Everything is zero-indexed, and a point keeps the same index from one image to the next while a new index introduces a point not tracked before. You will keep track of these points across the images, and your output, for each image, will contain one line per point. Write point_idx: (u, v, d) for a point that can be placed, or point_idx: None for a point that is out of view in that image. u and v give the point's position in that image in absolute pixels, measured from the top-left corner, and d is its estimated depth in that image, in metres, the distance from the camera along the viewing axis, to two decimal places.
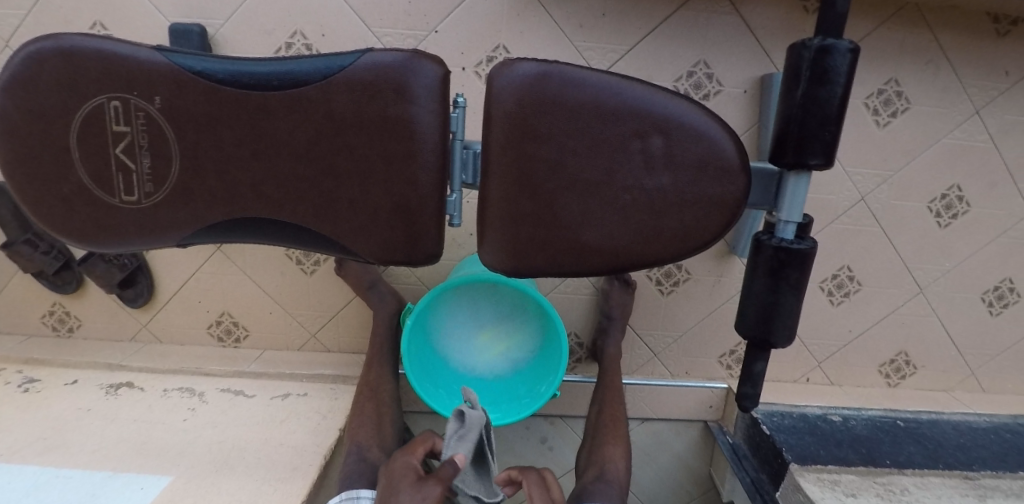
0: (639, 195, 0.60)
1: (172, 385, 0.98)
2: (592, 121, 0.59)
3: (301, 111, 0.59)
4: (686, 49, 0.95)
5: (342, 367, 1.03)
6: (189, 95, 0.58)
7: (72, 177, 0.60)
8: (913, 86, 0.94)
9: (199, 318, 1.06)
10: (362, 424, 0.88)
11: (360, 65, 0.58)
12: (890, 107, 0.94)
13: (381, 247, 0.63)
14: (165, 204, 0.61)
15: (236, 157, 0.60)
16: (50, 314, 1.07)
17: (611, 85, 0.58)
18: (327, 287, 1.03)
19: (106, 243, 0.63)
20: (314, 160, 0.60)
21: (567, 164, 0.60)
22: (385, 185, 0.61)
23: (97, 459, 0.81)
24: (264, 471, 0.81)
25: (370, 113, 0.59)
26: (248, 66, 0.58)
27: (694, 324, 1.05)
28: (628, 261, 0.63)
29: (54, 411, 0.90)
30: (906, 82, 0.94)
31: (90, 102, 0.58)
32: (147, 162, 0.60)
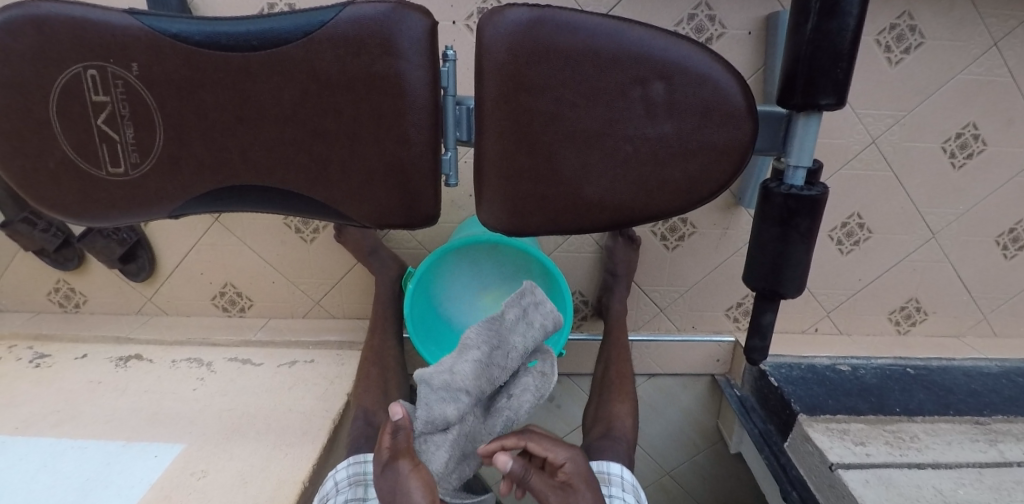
0: (641, 146, 0.58)
1: (180, 356, 0.99)
2: (589, 70, 0.56)
3: (284, 71, 0.56)
4: None
5: (348, 333, 1.04)
6: (167, 59, 0.55)
7: (56, 151, 0.59)
8: (927, 19, 0.89)
9: (203, 289, 1.06)
10: (369, 389, 0.88)
11: (342, 19, 0.54)
12: (903, 43, 0.90)
13: (376, 212, 0.61)
14: (153, 175, 0.60)
15: (221, 123, 0.58)
16: (55, 291, 1.07)
17: (609, 29, 0.55)
18: (328, 254, 1.02)
19: (97, 217, 0.62)
20: (302, 122, 0.58)
21: (566, 116, 0.57)
22: (377, 147, 0.59)
23: (110, 429, 0.82)
24: (275, 436, 0.82)
25: (356, 71, 0.56)
26: (225, 24, 0.55)
27: (700, 278, 1.04)
28: (631, 214, 0.61)
29: (65, 385, 0.92)
30: (920, 15, 0.89)
31: (66, 71, 0.56)
32: (131, 132, 0.58)
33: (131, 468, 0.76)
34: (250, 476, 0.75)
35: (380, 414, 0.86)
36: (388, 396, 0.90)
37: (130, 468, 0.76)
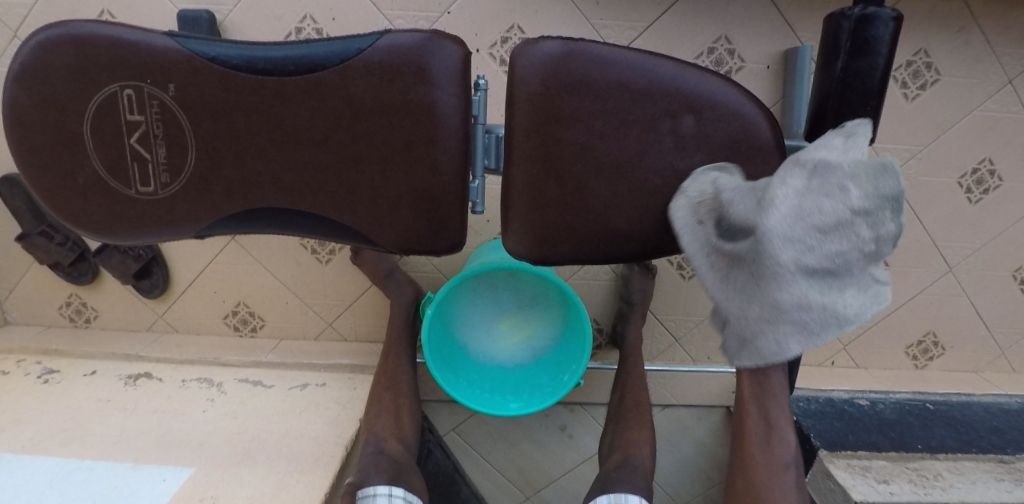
0: (673, 178, 0.58)
1: (190, 376, 0.98)
2: (622, 102, 0.56)
3: (318, 96, 0.56)
4: (706, 25, 0.92)
5: (360, 356, 1.03)
6: (204, 81, 0.56)
7: (87, 168, 0.59)
8: (943, 56, 0.90)
9: (216, 308, 1.06)
10: (380, 415, 0.86)
11: (379, 48, 0.55)
12: (919, 80, 0.91)
13: (403, 238, 0.61)
14: (182, 195, 0.60)
15: (253, 146, 0.58)
16: (66, 305, 1.07)
17: (642, 63, 0.56)
18: (343, 275, 1.03)
19: (124, 235, 0.62)
20: (333, 147, 0.58)
21: (596, 147, 0.57)
22: (407, 172, 0.59)
23: (118, 451, 0.81)
24: (286, 462, 0.79)
25: (391, 98, 0.56)
26: (263, 49, 0.56)
27: None
28: (658, 247, 0.61)
29: (74, 402, 0.90)
30: (936, 53, 0.90)
31: (104, 90, 0.57)
32: (163, 152, 0.59)
33: (140, 491, 0.74)
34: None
35: (389, 440, 0.84)
36: (400, 422, 0.89)
37: (138, 491, 0.74)
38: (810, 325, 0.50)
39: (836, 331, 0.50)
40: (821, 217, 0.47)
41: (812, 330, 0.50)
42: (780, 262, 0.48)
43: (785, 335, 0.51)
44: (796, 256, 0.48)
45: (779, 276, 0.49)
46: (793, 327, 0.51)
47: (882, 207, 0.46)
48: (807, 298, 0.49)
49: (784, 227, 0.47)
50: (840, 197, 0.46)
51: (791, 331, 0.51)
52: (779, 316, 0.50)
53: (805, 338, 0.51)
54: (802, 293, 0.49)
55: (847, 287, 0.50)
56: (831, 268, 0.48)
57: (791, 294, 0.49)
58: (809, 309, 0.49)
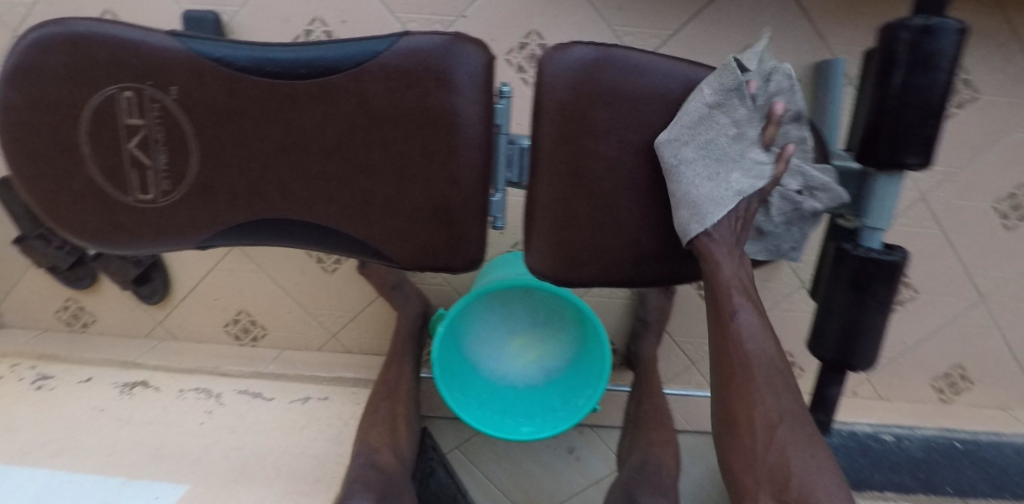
0: None
1: (188, 385, 0.94)
2: (657, 115, 0.55)
3: (332, 102, 0.54)
4: (732, 36, 0.88)
5: (365, 370, 0.99)
6: (210, 83, 0.54)
7: (84, 174, 0.57)
8: (981, 74, 0.86)
9: (216, 316, 1.03)
10: (375, 424, 0.73)
11: (396, 51, 0.52)
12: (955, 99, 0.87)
13: (417, 252, 0.58)
14: (182, 203, 0.57)
15: (261, 153, 0.55)
16: (64, 308, 1.04)
17: (679, 75, 0.54)
18: (349, 285, 0.99)
19: (123, 242, 0.60)
20: (346, 156, 0.55)
21: (630, 162, 0.56)
22: (423, 184, 0.56)
23: (110, 465, 0.77)
24: (284, 482, 0.75)
25: (408, 105, 0.54)
26: (275, 50, 0.53)
27: None
28: (689, 267, 0.60)
29: (66, 411, 0.87)
30: (974, 71, 0.86)
31: (101, 92, 0.54)
32: (164, 157, 0.56)
33: None
34: None
35: (382, 451, 0.69)
36: (396, 432, 0.75)
37: None
38: (699, 204, 0.53)
39: (725, 204, 0.53)
40: (692, 118, 0.53)
41: (714, 201, 0.53)
42: (665, 159, 0.54)
43: (690, 212, 0.54)
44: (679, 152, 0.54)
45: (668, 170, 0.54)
46: (692, 202, 0.53)
47: (730, 97, 0.52)
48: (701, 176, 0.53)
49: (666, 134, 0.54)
50: (702, 98, 0.53)
51: (693, 208, 0.53)
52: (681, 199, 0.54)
53: (699, 221, 0.53)
54: (691, 175, 0.53)
55: (742, 167, 0.53)
56: (720, 150, 0.53)
57: (681, 177, 0.53)
58: (705, 182, 0.53)
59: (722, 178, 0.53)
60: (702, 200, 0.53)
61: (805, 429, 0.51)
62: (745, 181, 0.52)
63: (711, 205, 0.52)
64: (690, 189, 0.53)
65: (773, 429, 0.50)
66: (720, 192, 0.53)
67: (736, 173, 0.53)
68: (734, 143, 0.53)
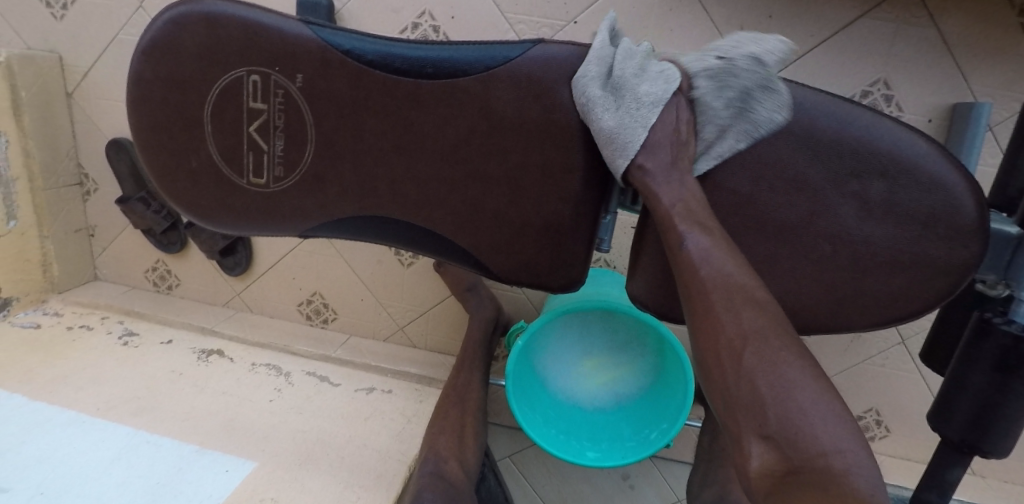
0: (840, 248, 0.53)
1: (259, 360, 0.96)
2: (800, 154, 0.51)
3: (456, 106, 0.52)
4: (862, 65, 0.81)
5: (429, 367, 0.98)
6: (335, 74, 0.53)
7: (202, 152, 0.57)
8: None
9: (291, 295, 1.05)
10: (442, 432, 0.71)
11: (529, 59, 0.50)
12: None
13: (521, 266, 0.58)
14: (293, 191, 0.57)
15: (377, 150, 0.54)
16: (153, 270, 1.09)
17: (833, 111, 0.50)
18: (423, 281, 0.99)
19: (229, 222, 0.61)
20: (462, 163, 0.54)
21: (760, 202, 0.53)
22: (537, 200, 0.55)
23: (185, 430, 0.79)
24: (347, 473, 0.75)
25: (533, 117, 0.52)
26: (403, 47, 0.51)
27: None
28: (810, 319, 0.56)
29: (148, 370, 0.90)
30: None
31: (230, 74, 0.54)
32: (281, 144, 0.56)
33: (203, 479, 0.72)
34: None
35: (449, 461, 0.68)
36: (463, 441, 0.73)
37: (200, 478, 0.72)
38: (616, 134, 0.49)
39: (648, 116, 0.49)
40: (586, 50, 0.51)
41: (636, 117, 0.49)
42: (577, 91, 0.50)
43: (614, 134, 0.49)
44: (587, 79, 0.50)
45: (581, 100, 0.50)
46: (613, 124, 0.49)
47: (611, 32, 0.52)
48: (610, 98, 0.49)
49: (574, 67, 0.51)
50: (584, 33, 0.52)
51: (616, 130, 0.49)
52: (599, 127, 0.50)
53: (620, 152, 0.50)
54: (599, 97, 0.49)
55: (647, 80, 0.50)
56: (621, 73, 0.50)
57: (597, 103, 0.49)
58: (615, 105, 0.49)
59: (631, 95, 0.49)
60: (614, 129, 0.49)
61: (775, 346, 0.43)
62: (656, 91, 0.49)
63: (625, 130, 0.49)
64: (603, 110, 0.49)
65: (738, 354, 0.43)
66: (634, 108, 0.49)
67: (645, 87, 0.49)
68: (626, 65, 0.50)
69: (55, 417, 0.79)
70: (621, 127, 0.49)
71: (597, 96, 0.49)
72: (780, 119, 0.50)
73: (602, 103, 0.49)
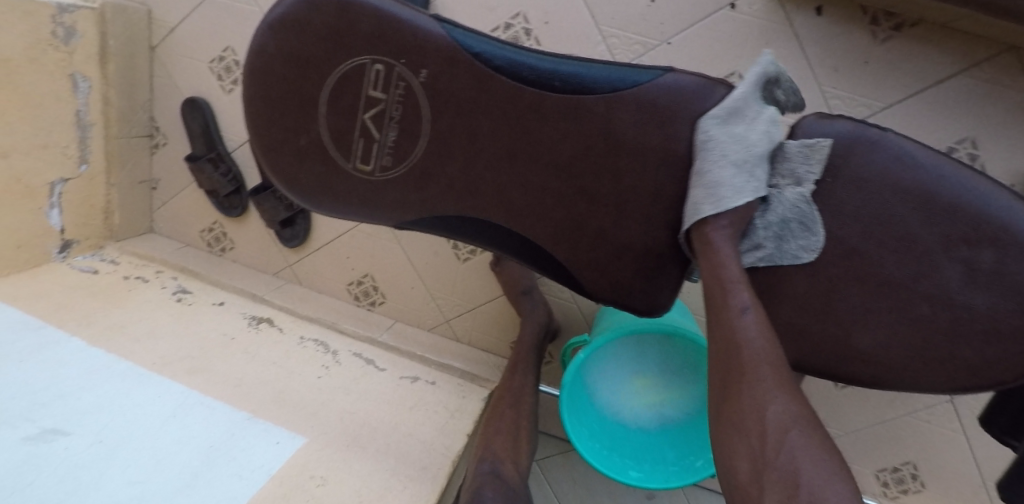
0: (941, 311, 0.53)
1: (307, 334, 0.97)
2: (913, 212, 0.51)
3: (576, 121, 0.53)
4: (952, 121, 0.78)
5: (471, 363, 0.99)
6: (460, 74, 0.54)
7: (313, 132, 0.59)
8: None
9: (343, 274, 1.07)
10: (498, 432, 0.73)
11: (657, 86, 0.52)
12: None
13: (610, 285, 0.60)
14: (398, 182, 0.59)
15: (489, 153, 0.56)
16: (208, 231, 1.12)
17: (953, 175, 0.50)
18: (475, 277, 1.00)
19: (328, 203, 0.63)
20: (572, 176, 0.55)
21: (869, 255, 0.53)
22: (641, 222, 0.56)
23: (237, 396, 0.80)
24: (395, 461, 0.77)
25: (651, 142, 0.53)
26: (533, 58, 0.53)
27: (864, 426, 0.92)
28: (893, 376, 0.56)
29: (201, 330, 0.91)
30: None
31: (354, 59, 0.55)
32: (393, 135, 0.57)
33: (255, 449, 0.73)
34: (368, 499, 0.70)
35: (505, 463, 0.69)
36: (518, 445, 0.74)
37: (252, 448, 0.73)
38: (722, 185, 0.50)
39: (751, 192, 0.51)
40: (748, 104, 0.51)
41: (743, 185, 0.50)
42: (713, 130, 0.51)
43: (719, 185, 0.50)
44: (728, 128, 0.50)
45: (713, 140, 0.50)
46: (726, 177, 0.50)
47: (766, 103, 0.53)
48: (737, 155, 0.50)
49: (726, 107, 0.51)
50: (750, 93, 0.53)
51: (725, 182, 0.50)
52: (712, 171, 0.50)
53: (711, 201, 0.50)
54: (731, 148, 0.50)
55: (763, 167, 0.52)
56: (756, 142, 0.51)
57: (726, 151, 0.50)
58: (737, 164, 0.50)
59: (751, 167, 0.51)
60: (722, 182, 0.50)
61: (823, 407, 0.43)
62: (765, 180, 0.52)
63: (731, 190, 0.49)
64: (727, 160, 0.50)
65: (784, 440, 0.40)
66: (747, 178, 0.51)
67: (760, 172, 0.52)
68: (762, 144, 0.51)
69: (112, 366, 0.78)
70: (730, 184, 0.50)
71: (729, 145, 0.50)
72: (806, 258, 0.54)
73: (728, 155, 0.50)
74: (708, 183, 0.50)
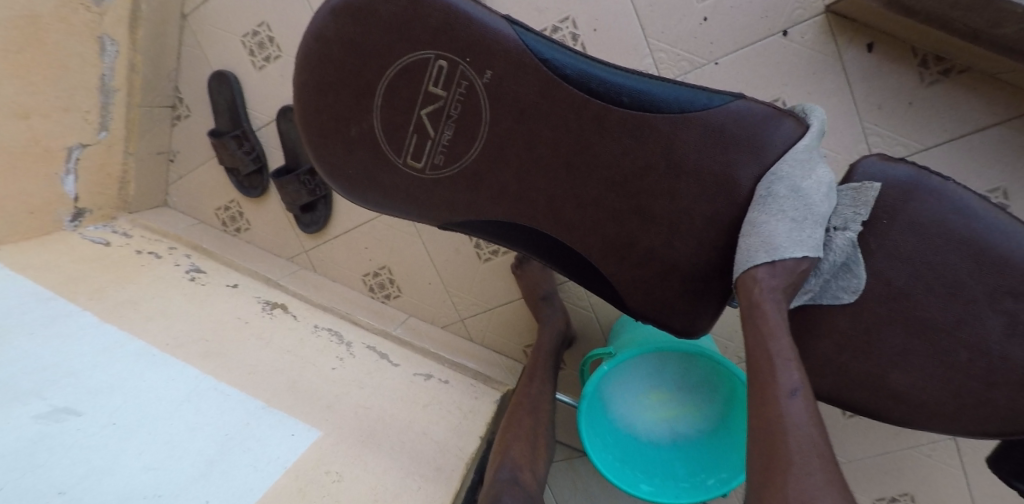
0: (977, 359, 0.53)
1: (322, 323, 0.95)
2: (962, 261, 0.52)
3: (639, 138, 0.53)
4: (988, 168, 0.79)
5: (483, 364, 0.99)
6: (526, 80, 0.54)
7: (365, 123, 0.58)
8: None
9: (360, 264, 1.06)
10: (517, 439, 0.71)
11: (724, 111, 0.52)
12: None
13: (651, 303, 0.59)
14: (448, 181, 0.59)
15: (545, 163, 0.56)
16: (225, 209, 1.10)
17: (1006, 229, 0.52)
18: (495, 278, 0.99)
19: (373, 198, 0.63)
20: (628, 193, 0.55)
21: (915, 297, 0.53)
22: (693, 245, 0.55)
23: (252, 383, 0.77)
24: (410, 460, 0.74)
25: (713, 167, 0.53)
26: (601, 70, 0.53)
27: (866, 457, 0.93)
28: (924, 418, 0.56)
29: (215, 312, 0.87)
30: None
31: (418, 54, 0.55)
32: (449, 135, 0.57)
33: (271, 440, 0.70)
34: (382, 497, 0.68)
35: (523, 469, 0.68)
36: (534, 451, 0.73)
37: (268, 437, 0.70)
38: (778, 236, 0.48)
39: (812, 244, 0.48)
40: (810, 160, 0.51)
41: (802, 237, 0.49)
42: (771, 183, 0.51)
43: (775, 235, 0.49)
44: (786, 180, 0.50)
45: (771, 194, 0.50)
46: (784, 229, 0.48)
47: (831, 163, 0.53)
48: (794, 206, 0.49)
49: (787, 162, 0.51)
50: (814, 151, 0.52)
51: (782, 232, 0.48)
52: (766, 222, 0.50)
53: (767, 249, 0.49)
54: (789, 201, 0.49)
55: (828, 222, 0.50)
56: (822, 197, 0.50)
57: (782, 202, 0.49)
58: (795, 216, 0.49)
59: (813, 220, 0.49)
60: (776, 234, 0.48)
61: None
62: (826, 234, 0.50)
63: (788, 240, 0.48)
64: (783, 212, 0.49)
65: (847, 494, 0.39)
66: (806, 230, 0.49)
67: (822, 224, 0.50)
68: (825, 204, 0.50)
69: (125, 346, 0.74)
70: (787, 235, 0.48)
71: (786, 197, 0.50)
72: (846, 299, 0.54)
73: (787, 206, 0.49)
74: (763, 234, 0.49)
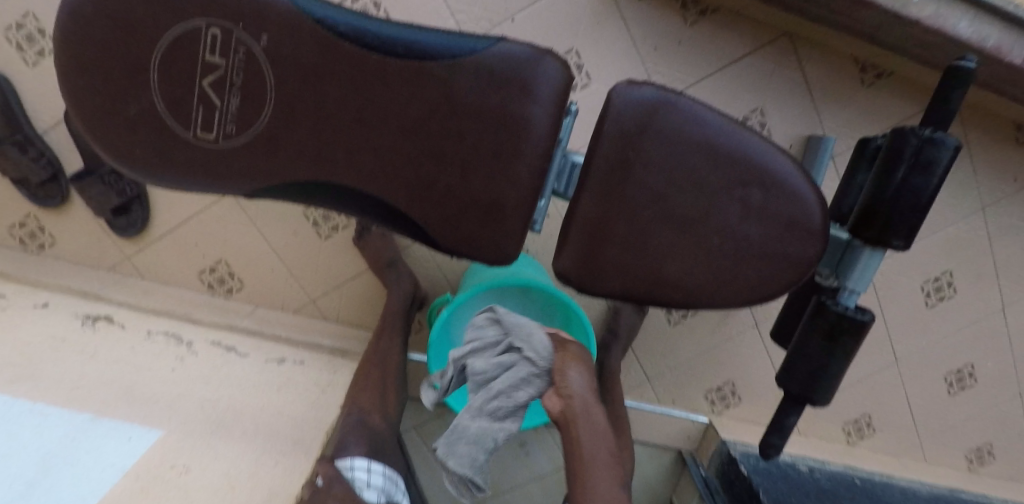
0: (727, 240, 0.65)
1: (156, 328, 0.90)
2: (703, 161, 0.63)
3: (419, 86, 0.57)
4: (744, 94, 0.94)
5: (341, 339, 1.00)
6: (302, 39, 0.55)
7: (144, 98, 0.57)
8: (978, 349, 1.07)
9: (193, 261, 1.00)
10: (367, 389, 0.76)
11: (492, 54, 0.57)
12: (961, 383, 1.09)
13: (463, 239, 0.64)
14: (244, 149, 0.59)
15: (337, 119, 0.58)
16: (20, 225, 0.98)
17: (730, 131, 0.62)
18: (340, 253, 0.99)
19: (169, 176, 0.61)
20: (420, 138, 0.59)
21: (670, 198, 0.64)
22: (486, 178, 0.61)
23: (75, 399, 0.72)
24: (263, 439, 0.74)
25: (491, 104, 0.58)
26: (375, 26, 0.56)
27: (692, 356, 1.08)
28: (699, 298, 0.67)
29: (22, 335, 0.80)
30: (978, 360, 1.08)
31: (187, 23, 0.54)
32: (236, 102, 0.57)
33: (100, 448, 0.67)
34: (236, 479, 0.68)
35: (372, 414, 0.73)
36: (386, 399, 0.78)
37: (100, 447, 0.67)
38: None
39: None
40: None
41: None
42: None
43: None
44: None
45: None
46: None
47: None
48: None
49: None
50: None
51: None
52: None
53: None
54: None
55: None
56: None
57: None
58: None
59: None
60: None
61: None
62: None
63: None
64: None
65: None
66: None
67: None
68: None
69: None
70: None
71: None
72: None
73: None
74: None
